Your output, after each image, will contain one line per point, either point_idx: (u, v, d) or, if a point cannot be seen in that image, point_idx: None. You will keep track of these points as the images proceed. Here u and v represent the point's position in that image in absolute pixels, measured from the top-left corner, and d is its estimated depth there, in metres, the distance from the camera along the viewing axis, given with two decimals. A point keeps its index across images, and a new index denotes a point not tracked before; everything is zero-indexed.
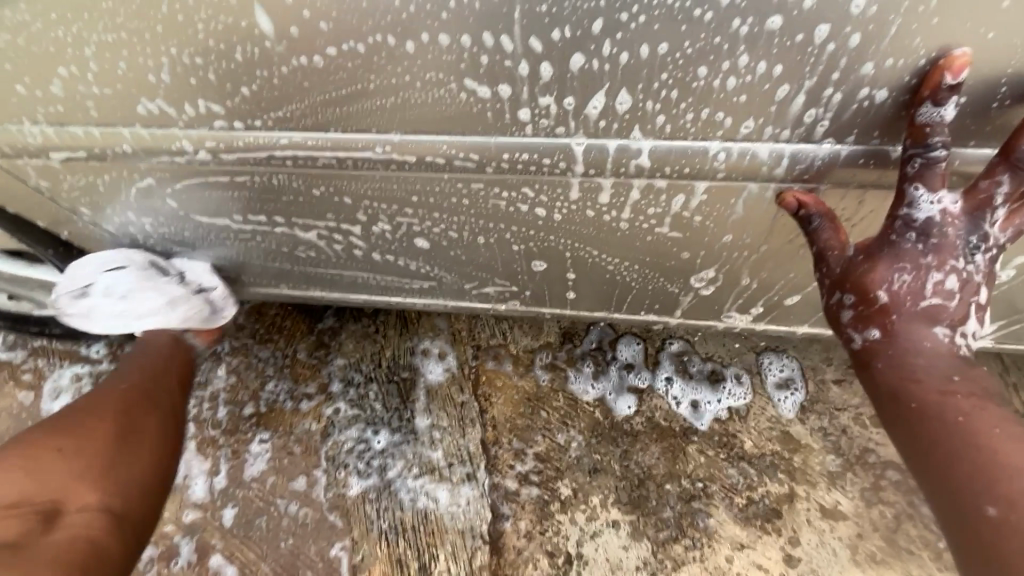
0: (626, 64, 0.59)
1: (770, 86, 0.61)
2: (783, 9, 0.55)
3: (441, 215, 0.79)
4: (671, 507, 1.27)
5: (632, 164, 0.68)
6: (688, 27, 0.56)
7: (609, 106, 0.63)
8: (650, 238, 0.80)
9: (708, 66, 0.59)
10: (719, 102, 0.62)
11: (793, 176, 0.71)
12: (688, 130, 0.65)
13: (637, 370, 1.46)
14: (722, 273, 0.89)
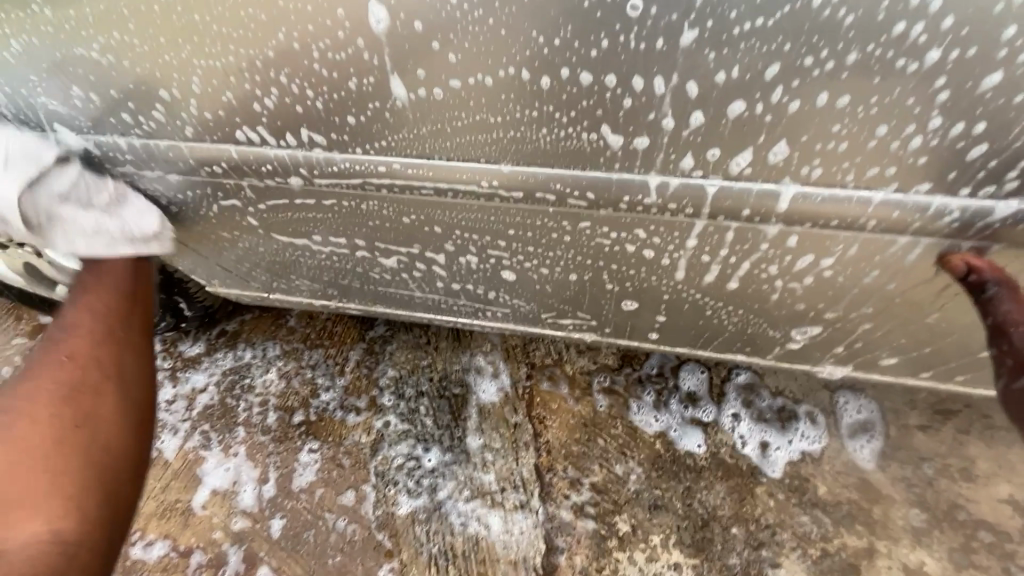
0: (794, 114, 0.54)
1: (964, 144, 0.55)
2: (1008, 64, 0.49)
3: (536, 250, 0.76)
4: (738, 553, 1.19)
5: (771, 210, 0.63)
6: (882, 78, 0.51)
7: (760, 157, 0.58)
8: (763, 287, 0.74)
9: (890, 126, 0.54)
10: (890, 157, 0.57)
11: (940, 234, 0.63)
12: (845, 176, 0.59)
13: (700, 402, 1.39)
14: (831, 329, 0.81)
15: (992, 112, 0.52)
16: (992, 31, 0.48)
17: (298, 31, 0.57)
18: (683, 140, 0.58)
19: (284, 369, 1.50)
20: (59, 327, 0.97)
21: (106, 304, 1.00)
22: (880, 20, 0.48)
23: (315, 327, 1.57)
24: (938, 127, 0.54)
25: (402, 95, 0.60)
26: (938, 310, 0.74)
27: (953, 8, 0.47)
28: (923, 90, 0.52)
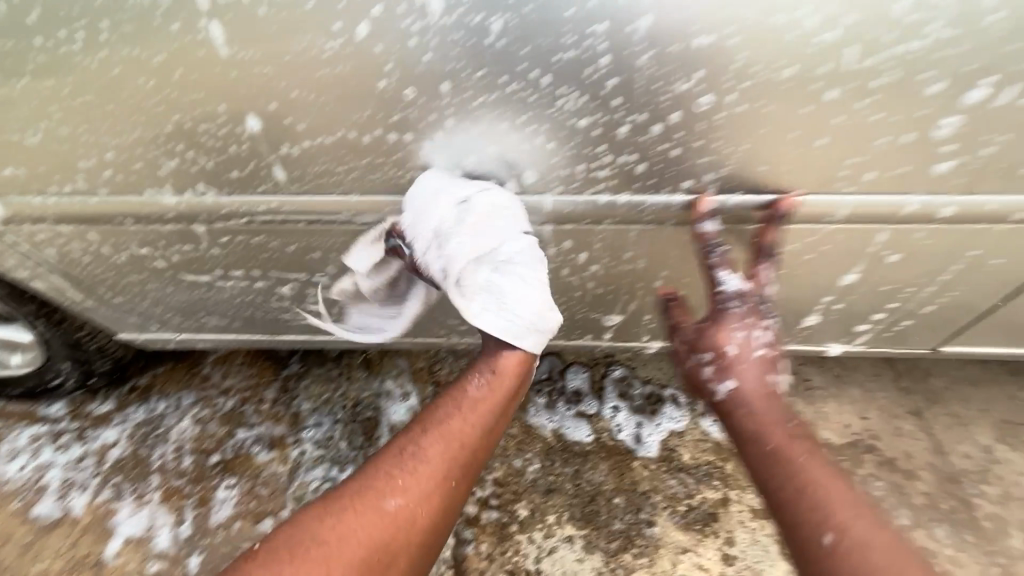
0: (526, 152, 0.78)
1: (631, 166, 0.78)
2: (628, 120, 0.73)
3: (398, 265, 0.97)
4: (620, 519, 1.38)
5: (542, 215, 0.86)
6: (566, 131, 0.75)
7: (521, 183, 0.82)
8: (569, 279, 0.99)
9: (584, 163, 0.79)
10: (593, 179, 0.81)
11: (647, 223, 0.87)
12: (577, 187, 0.82)
13: (585, 398, 1.61)
14: (632, 311, 1.07)
15: (639, 146, 0.76)
16: (607, 103, 0.72)
17: (189, 117, 0.76)
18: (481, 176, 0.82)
19: (199, 415, 1.56)
20: (403, 467, 0.89)
21: (453, 465, 0.90)
22: (548, 97, 0.71)
23: (229, 372, 1.65)
24: (611, 159, 0.78)
25: (283, 176, 0.83)
26: (685, 288, 1.01)
27: (586, 91, 0.70)
28: (591, 140, 0.76)
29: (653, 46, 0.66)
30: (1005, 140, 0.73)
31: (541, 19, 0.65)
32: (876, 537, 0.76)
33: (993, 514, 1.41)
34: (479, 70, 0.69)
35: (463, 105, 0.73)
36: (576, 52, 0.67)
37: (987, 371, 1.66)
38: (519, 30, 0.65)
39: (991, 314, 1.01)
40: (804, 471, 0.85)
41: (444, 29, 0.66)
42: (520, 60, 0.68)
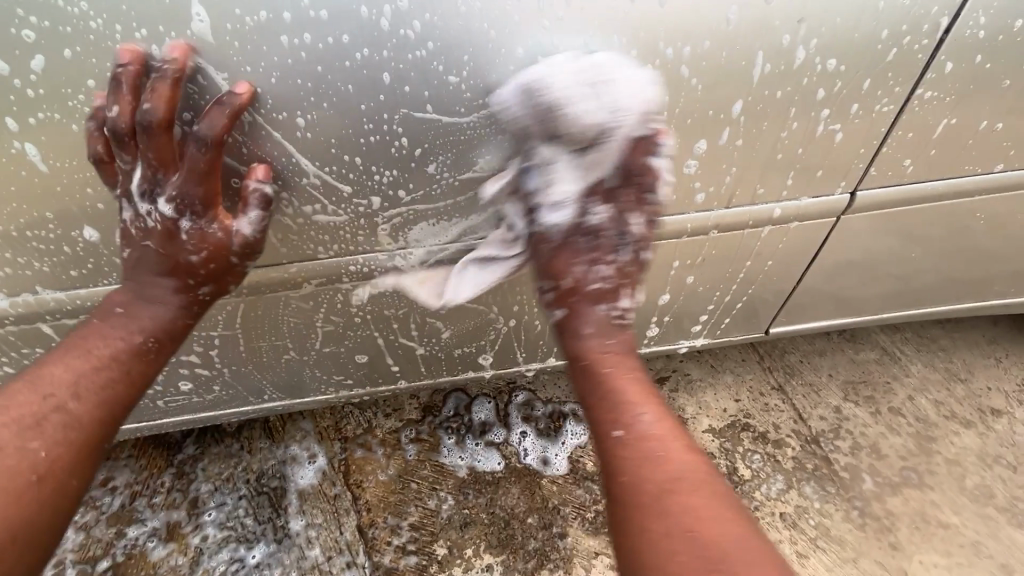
0: (359, 217, 0.91)
1: (452, 217, 0.94)
2: (439, 182, 0.89)
3: (264, 335, 1.05)
4: (535, 538, 1.47)
5: (386, 266, 0.98)
6: (390, 199, 0.89)
7: (363, 247, 0.95)
8: (429, 322, 1.10)
9: (412, 222, 0.93)
10: (421, 231, 0.95)
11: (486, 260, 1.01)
12: (411, 244, 0.96)
13: (492, 427, 1.66)
14: (499, 343, 1.18)
15: (453, 201, 0.92)
16: (423, 174, 0.87)
17: (18, 225, 0.84)
18: (325, 245, 0.93)
19: (84, 521, 1.47)
20: (46, 435, 0.76)
21: (97, 428, 0.81)
22: (363, 170, 0.85)
23: (116, 469, 1.56)
24: (435, 214, 0.93)
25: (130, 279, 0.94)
26: (539, 318, 1.14)
27: (395, 166, 0.85)
28: (411, 201, 0.90)
29: (440, 130, 0.82)
30: (739, 168, 0.92)
31: (339, 112, 0.78)
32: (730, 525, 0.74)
33: (847, 464, 1.63)
34: (299, 155, 0.82)
35: (293, 185, 0.85)
36: (379, 135, 0.81)
37: (830, 340, 1.92)
38: (325, 122, 0.79)
39: (792, 294, 1.22)
40: (668, 458, 0.81)
41: (258, 127, 0.78)
42: (331, 145, 0.81)
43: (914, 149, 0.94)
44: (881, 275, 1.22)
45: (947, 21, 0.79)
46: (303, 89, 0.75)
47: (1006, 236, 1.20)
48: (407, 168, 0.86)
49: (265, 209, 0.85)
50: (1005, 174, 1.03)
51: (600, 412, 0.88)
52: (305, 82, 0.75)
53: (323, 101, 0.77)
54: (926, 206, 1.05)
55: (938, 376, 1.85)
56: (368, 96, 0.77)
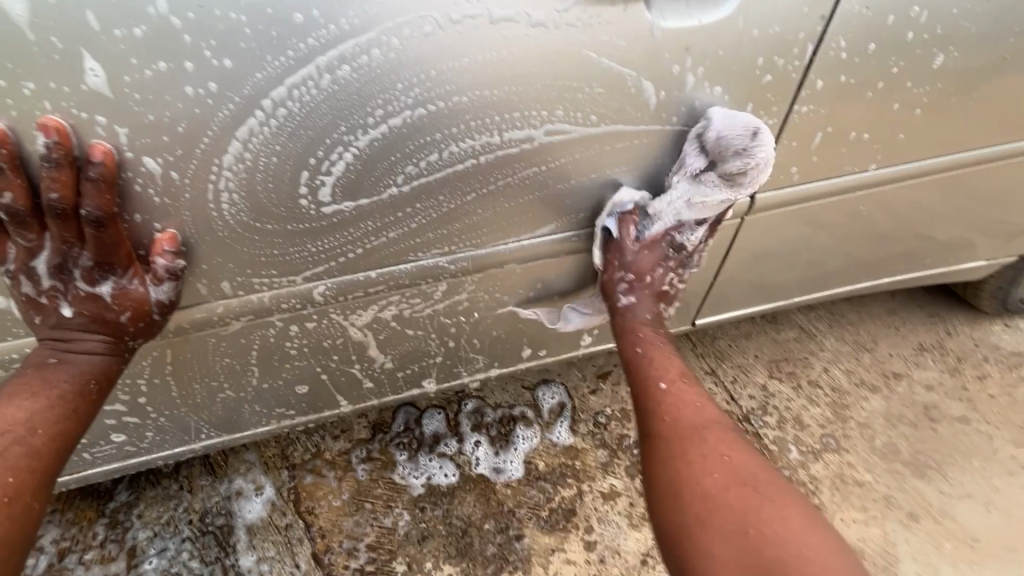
0: (286, 259, 0.89)
1: (386, 249, 0.93)
2: (369, 220, 0.88)
3: (196, 378, 1.01)
4: (492, 543, 1.50)
5: (317, 295, 0.95)
6: (319, 237, 0.88)
7: (292, 282, 0.92)
8: (366, 346, 1.10)
9: (344, 259, 0.92)
10: (354, 265, 0.93)
11: (424, 281, 1.01)
12: (342, 273, 0.94)
13: (444, 438, 1.67)
14: (441, 359, 1.20)
15: (385, 233, 0.91)
16: (354, 212, 0.87)
17: None
18: (248, 283, 0.90)
19: None
20: (6, 466, 0.81)
21: (55, 457, 0.85)
22: (287, 214, 0.84)
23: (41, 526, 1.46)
24: (368, 247, 0.92)
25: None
26: (478, 334, 1.17)
27: (320, 206, 0.85)
28: (342, 240, 0.89)
29: (355, 169, 0.82)
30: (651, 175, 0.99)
31: (250, 153, 0.77)
32: (753, 467, 0.96)
33: (775, 438, 1.77)
34: (214, 202, 0.80)
35: (211, 228, 0.83)
36: (293, 175, 0.80)
37: (755, 323, 2.08)
38: (236, 164, 0.77)
39: (711, 288, 1.31)
40: (698, 414, 1.05)
41: (169, 176, 0.77)
42: (243, 186, 0.80)
43: (800, 157, 1.04)
44: (789, 264, 1.33)
45: (813, 45, 0.88)
46: (208, 135, 0.74)
47: (890, 225, 1.34)
48: (326, 206, 0.85)
49: (177, 280, 0.85)
50: (881, 171, 1.15)
51: (651, 369, 1.12)
52: (212, 128, 0.74)
53: (231, 142, 0.75)
54: (817, 204, 1.17)
55: (848, 347, 2.04)
56: (279, 139, 0.76)
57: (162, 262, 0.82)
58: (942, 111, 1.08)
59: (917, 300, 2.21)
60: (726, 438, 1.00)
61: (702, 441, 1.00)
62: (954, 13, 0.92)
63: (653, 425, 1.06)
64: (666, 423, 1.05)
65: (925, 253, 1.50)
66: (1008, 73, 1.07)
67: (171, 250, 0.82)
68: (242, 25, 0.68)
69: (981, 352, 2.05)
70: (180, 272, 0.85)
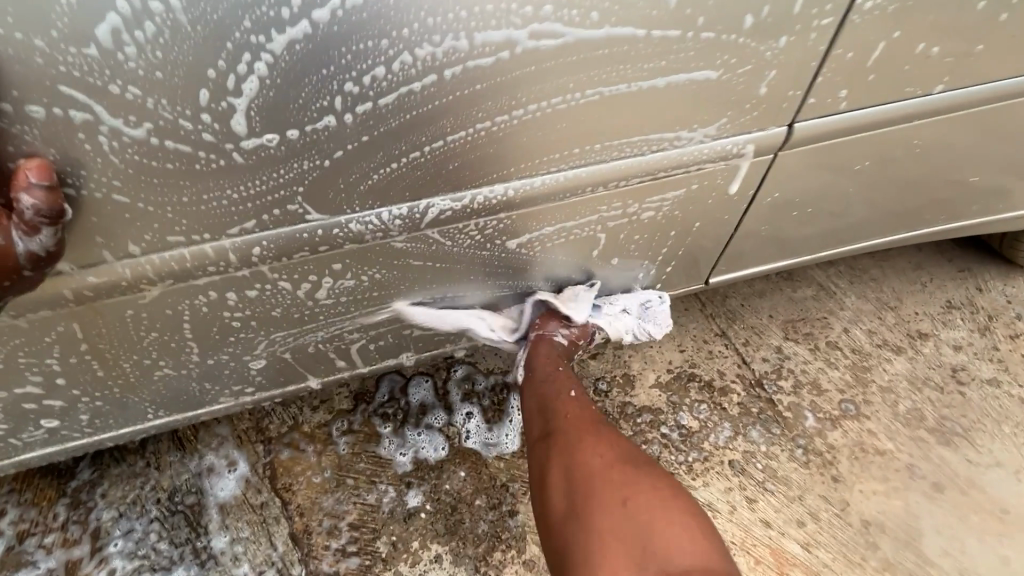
0: (201, 210, 0.70)
1: (335, 193, 0.75)
2: (307, 155, 0.70)
3: (122, 355, 0.84)
4: (484, 520, 1.39)
5: (255, 253, 0.76)
6: (241, 178, 0.69)
7: (217, 238, 0.74)
8: (326, 316, 0.91)
9: (279, 208, 0.74)
10: (296, 215, 0.75)
11: (390, 236, 0.82)
12: (280, 224, 0.75)
13: (432, 409, 1.54)
14: (419, 329, 1.03)
15: (330, 172, 0.72)
16: (284, 143, 0.68)
17: None
18: (160, 241, 0.72)
19: None
20: None
21: None
22: (188, 149, 0.65)
23: None
24: (311, 190, 0.73)
25: None
26: (463, 298, 0.99)
27: (237, 137, 0.66)
28: (272, 182, 0.71)
29: (275, 84, 0.63)
30: (669, 97, 0.79)
31: (122, 62, 0.58)
32: (629, 456, 0.98)
33: (790, 404, 1.64)
34: (85, 132, 0.61)
35: (90, 165, 0.63)
36: (190, 94, 0.62)
37: (769, 281, 1.91)
38: (101, 74, 0.58)
39: (730, 241, 1.13)
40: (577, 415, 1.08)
41: (7, 94, 0.57)
42: (126, 111, 0.61)
43: (840, 74, 0.85)
44: (821, 211, 1.15)
45: None
46: (54, 30, 0.55)
47: (940, 160, 1.15)
48: (244, 140, 0.66)
49: (55, 226, 0.64)
50: (940, 92, 0.95)
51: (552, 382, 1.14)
52: (58, 21, 0.55)
53: (88, 44, 0.56)
54: (859, 134, 0.97)
55: (871, 305, 1.88)
56: (159, 40, 0.58)
57: (29, 201, 0.60)
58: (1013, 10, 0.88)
59: (946, 253, 2.04)
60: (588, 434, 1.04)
61: (573, 436, 1.04)
62: None
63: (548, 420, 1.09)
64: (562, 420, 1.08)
65: (973, 196, 1.31)
66: None
67: (43, 183, 0.60)
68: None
69: (1014, 309, 1.90)
70: (43, 214, 0.62)
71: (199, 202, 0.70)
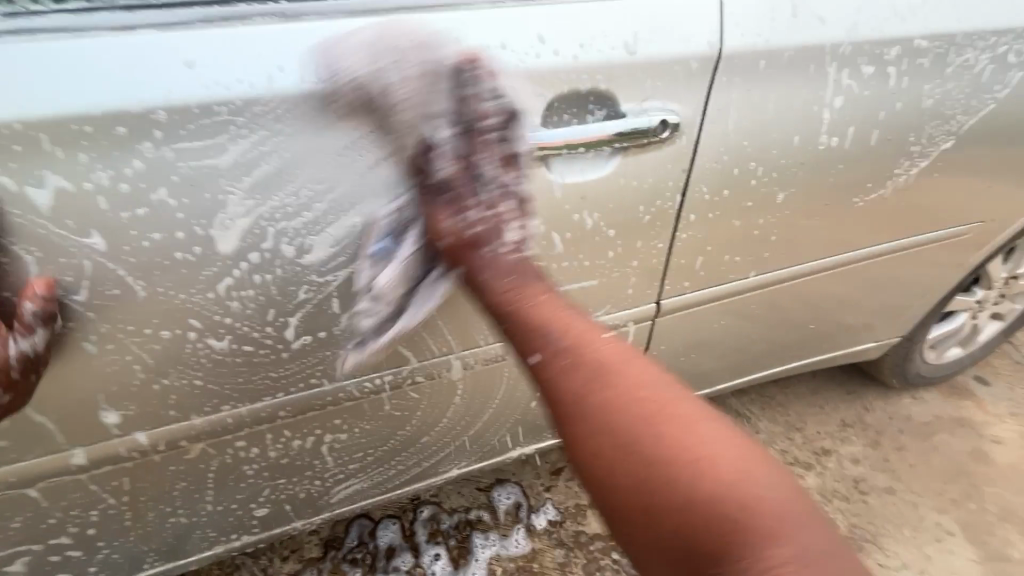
0: (248, 388, 0.94)
1: (344, 368, 1.00)
2: (330, 346, 0.96)
3: (152, 505, 1.01)
4: None
5: (281, 412, 0.99)
6: (281, 362, 0.94)
7: (253, 405, 0.96)
8: (321, 463, 1.12)
9: (303, 383, 0.98)
10: (315, 386, 0.99)
11: (381, 392, 1.06)
12: (301, 390, 0.98)
13: (399, 551, 1.66)
14: (395, 470, 1.23)
15: (346, 358, 0.98)
16: (319, 337, 0.94)
17: None
18: (214, 409, 0.94)
19: None
20: None
21: None
22: (251, 347, 0.90)
23: None
24: (329, 368, 0.98)
25: (79, 452, 0.89)
26: (427, 436, 1.20)
27: (289, 339, 0.92)
28: (303, 366, 0.96)
29: (316, 304, 0.91)
30: (582, 290, 1.11)
31: (229, 303, 0.85)
32: (683, 407, 0.73)
33: None
34: (188, 342, 0.86)
35: (182, 360, 0.87)
36: (261, 315, 0.88)
37: None
38: (211, 308, 0.84)
39: None
40: (579, 377, 0.75)
41: (150, 322, 0.82)
42: (218, 328, 0.86)
43: (700, 277, 1.23)
44: (717, 353, 1.45)
45: (681, 192, 1.07)
46: (193, 285, 0.81)
47: (797, 320, 1.51)
48: (292, 342, 0.93)
49: None
50: (779, 272, 1.32)
51: (524, 346, 0.77)
52: (197, 281, 0.81)
53: (210, 290, 0.83)
54: (731, 299, 1.31)
55: (781, 428, 2.20)
56: (255, 295, 0.86)
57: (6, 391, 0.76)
58: (806, 237, 1.29)
59: (836, 378, 2.43)
60: (604, 408, 0.73)
61: (623, 400, 0.73)
62: (791, 167, 1.14)
63: (573, 395, 0.74)
64: (600, 394, 0.74)
65: (833, 343, 1.69)
66: (867, 198, 1.29)
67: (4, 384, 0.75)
68: (231, 211, 0.78)
69: (897, 424, 2.26)
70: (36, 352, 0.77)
71: (249, 379, 0.93)
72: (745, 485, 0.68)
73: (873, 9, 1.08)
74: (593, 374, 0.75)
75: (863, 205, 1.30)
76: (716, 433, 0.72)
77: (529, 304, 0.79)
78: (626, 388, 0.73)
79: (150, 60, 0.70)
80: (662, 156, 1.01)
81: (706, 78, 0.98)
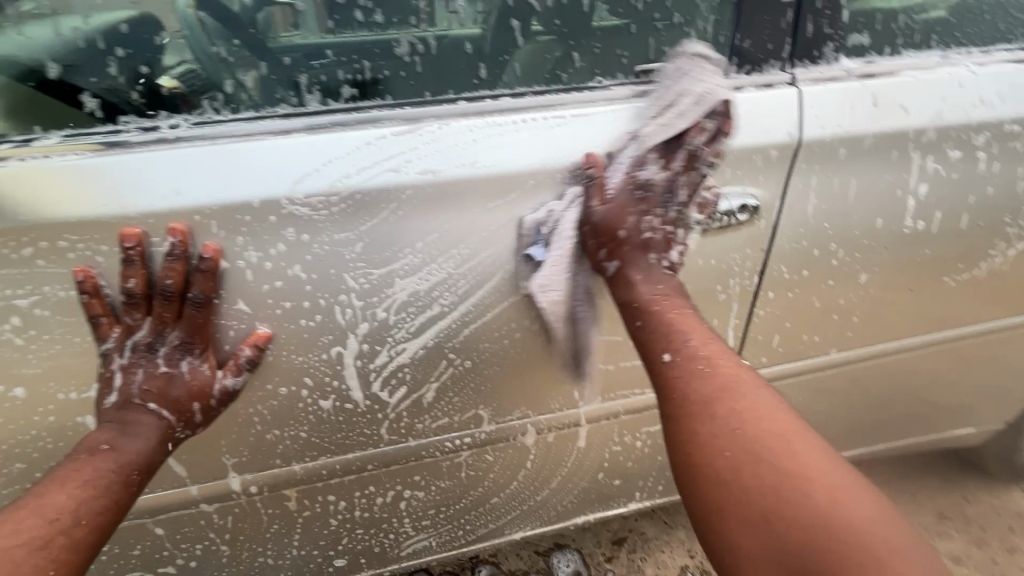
0: (343, 441, 1.02)
1: (428, 428, 1.06)
2: (418, 407, 1.03)
3: (245, 544, 1.09)
4: None
5: (368, 465, 1.06)
6: (374, 420, 1.02)
7: (345, 458, 1.04)
8: (396, 517, 1.17)
9: (390, 440, 1.05)
10: (401, 443, 1.06)
11: (458, 452, 1.11)
12: (388, 446, 1.05)
13: None
14: (463, 529, 1.25)
15: (430, 419, 1.05)
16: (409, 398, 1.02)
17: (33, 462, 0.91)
18: (311, 459, 1.02)
19: None
20: None
21: None
22: (350, 405, 0.99)
23: None
24: (414, 427, 1.05)
25: (197, 489, 0.99)
26: (497, 497, 1.22)
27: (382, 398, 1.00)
28: (392, 424, 1.03)
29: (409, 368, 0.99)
30: None
31: (337, 364, 0.94)
32: (784, 427, 0.86)
33: None
34: (299, 397, 0.96)
35: (291, 413, 0.97)
36: (362, 375, 0.97)
37: None
38: (322, 368, 0.94)
39: None
40: (693, 379, 0.94)
41: (271, 378, 0.93)
42: (325, 386, 0.96)
43: (778, 353, 1.21)
44: None
45: (759, 272, 1.09)
46: (310, 347, 0.92)
47: (882, 400, 1.44)
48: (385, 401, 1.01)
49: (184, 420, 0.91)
50: (863, 351, 1.28)
51: (644, 346, 0.99)
52: (315, 345, 0.92)
53: (324, 353, 0.93)
54: (812, 374, 1.28)
55: None
56: (360, 358, 0.95)
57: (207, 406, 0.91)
58: (892, 317, 1.25)
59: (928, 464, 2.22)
60: (710, 408, 0.90)
61: (717, 410, 0.90)
62: (875, 248, 1.13)
63: (670, 401, 0.94)
64: (703, 398, 0.92)
65: (923, 427, 1.58)
66: (960, 279, 1.25)
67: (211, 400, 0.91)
68: (348, 285, 0.90)
69: (1003, 521, 2.02)
70: (236, 390, 0.92)
71: (345, 433, 1.01)
72: (836, 506, 0.77)
73: (961, 98, 1.09)
74: (703, 391, 0.92)
75: (955, 286, 1.26)
76: (817, 455, 0.83)
77: (665, 314, 0.98)
78: (722, 402, 0.90)
79: (301, 161, 0.84)
80: (741, 237, 1.05)
81: (787, 165, 1.02)
